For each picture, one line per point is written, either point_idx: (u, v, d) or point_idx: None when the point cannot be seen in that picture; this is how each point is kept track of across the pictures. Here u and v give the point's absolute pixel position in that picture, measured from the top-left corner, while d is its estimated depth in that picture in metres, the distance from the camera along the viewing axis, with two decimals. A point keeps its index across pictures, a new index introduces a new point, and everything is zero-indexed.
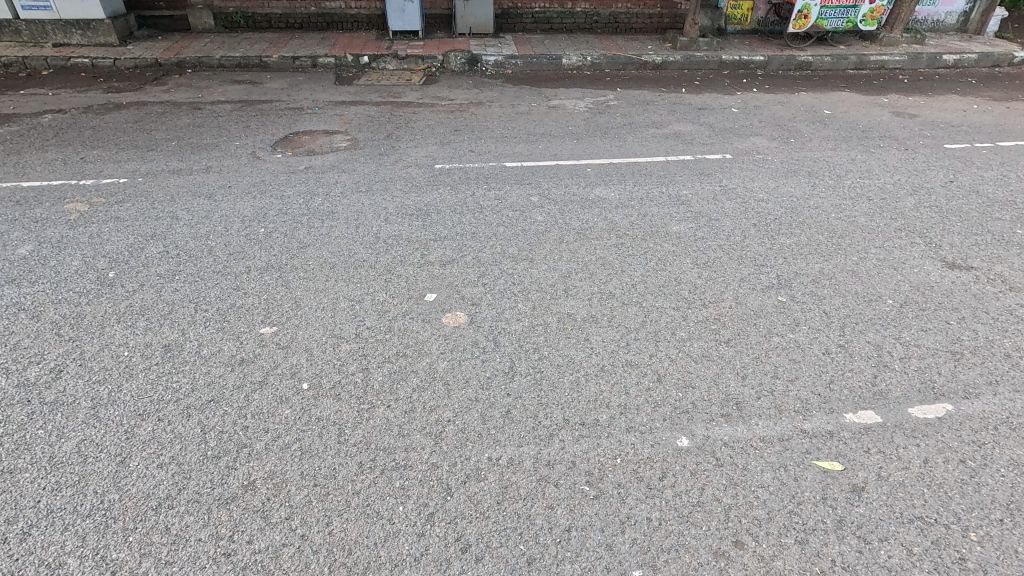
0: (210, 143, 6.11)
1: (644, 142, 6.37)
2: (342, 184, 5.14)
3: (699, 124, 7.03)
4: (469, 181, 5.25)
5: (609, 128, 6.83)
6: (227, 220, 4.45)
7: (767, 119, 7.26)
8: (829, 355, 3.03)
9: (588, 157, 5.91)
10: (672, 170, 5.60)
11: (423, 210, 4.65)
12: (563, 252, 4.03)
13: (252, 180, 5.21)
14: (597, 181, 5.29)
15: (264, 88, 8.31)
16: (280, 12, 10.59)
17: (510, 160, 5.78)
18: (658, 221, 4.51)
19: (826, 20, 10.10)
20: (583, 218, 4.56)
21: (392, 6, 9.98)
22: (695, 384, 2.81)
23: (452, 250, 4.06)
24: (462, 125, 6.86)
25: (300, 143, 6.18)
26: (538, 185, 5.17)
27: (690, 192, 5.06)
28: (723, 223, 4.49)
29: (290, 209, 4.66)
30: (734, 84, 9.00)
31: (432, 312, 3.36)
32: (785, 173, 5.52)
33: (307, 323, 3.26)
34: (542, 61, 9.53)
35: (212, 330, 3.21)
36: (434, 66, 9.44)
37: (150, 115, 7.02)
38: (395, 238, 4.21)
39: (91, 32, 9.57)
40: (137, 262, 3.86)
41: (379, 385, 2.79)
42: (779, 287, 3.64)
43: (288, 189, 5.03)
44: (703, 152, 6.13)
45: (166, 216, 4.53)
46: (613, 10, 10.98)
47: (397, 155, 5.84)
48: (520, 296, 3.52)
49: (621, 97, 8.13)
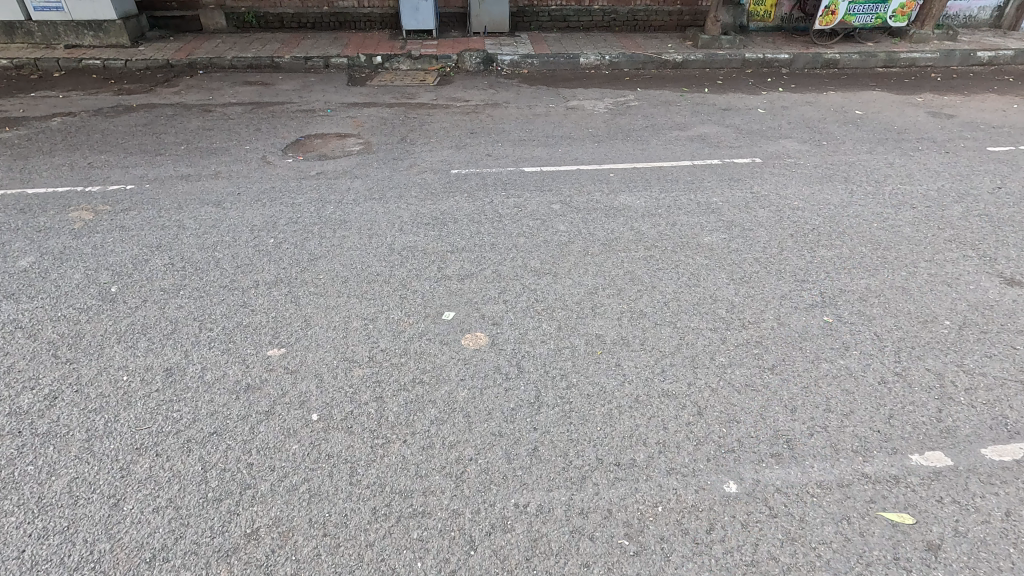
0: (220, 147, 5.94)
1: (668, 145, 6.10)
2: (354, 191, 4.94)
3: (725, 126, 6.75)
4: (486, 187, 5.02)
5: (631, 130, 6.57)
6: (235, 230, 4.26)
7: (795, 120, 6.95)
8: (885, 385, 2.77)
9: (610, 162, 5.65)
10: (700, 175, 5.33)
11: (439, 218, 4.43)
12: (589, 266, 3.79)
13: (262, 187, 5.02)
14: (621, 187, 5.03)
15: (275, 89, 8.14)
16: (292, 12, 10.42)
17: (529, 165, 5.54)
18: (687, 231, 4.26)
19: (855, 16, 9.72)
20: (608, 227, 4.32)
21: (406, 4, 9.76)
22: (740, 418, 2.57)
23: (471, 262, 3.84)
24: (478, 128, 6.64)
25: (312, 147, 5.99)
26: (559, 192, 4.94)
27: (720, 199, 4.80)
28: (757, 233, 4.23)
29: (301, 218, 4.46)
30: (759, 83, 8.68)
31: (451, 333, 3.14)
32: (820, 178, 5.22)
33: (317, 345, 3.05)
34: (559, 60, 9.26)
35: (216, 352, 3.02)
36: (449, 66, 9.22)
37: (160, 118, 6.87)
38: (410, 250, 4.00)
39: (103, 33, 9.48)
40: (141, 276, 3.69)
41: (394, 417, 2.58)
42: (824, 305, 3.37)
43: (299, 196, 4.84)
44: (731, 155, 5.84)
45: (173, 225, 4.35)
46: (631, 7, 10.69)
47: (411, 160, 5.63)
48: (544, 315, 3.28)
49: (642, 98, 7.86)
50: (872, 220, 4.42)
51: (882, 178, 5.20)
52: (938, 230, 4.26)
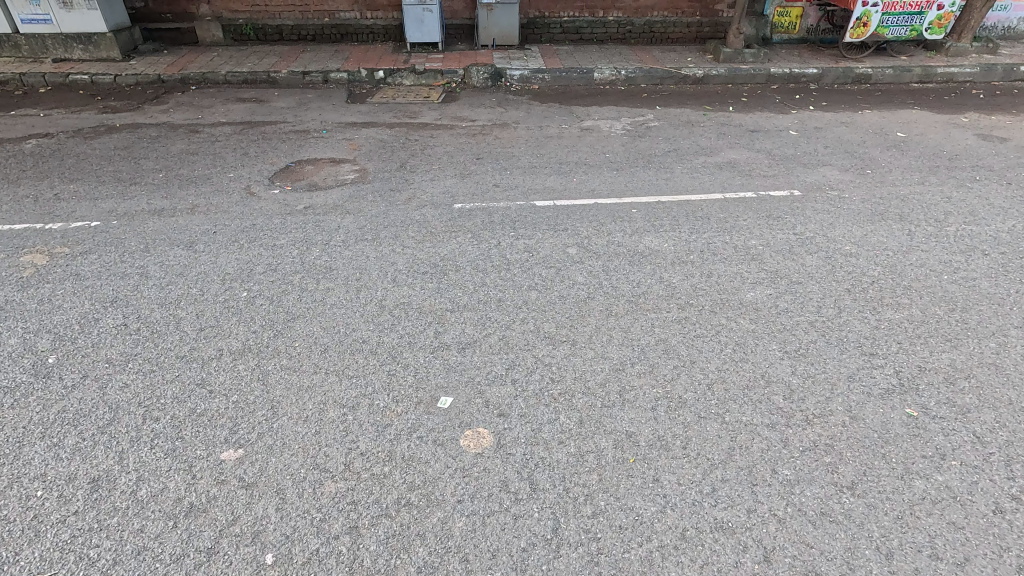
0: (201, 175, 5.42)
1: (694, 174, 5.51)
2: (345, 229, 4.39)
3: (756, 150, 6.17)
4: (493, 225, 4.46)
5: (651, 156, 5.99)
6: (204, 281, 3.72)
7: (832, 144, 6.36)
8: (1004, 515, 2.16)
9: (631, 194, 5.06)
10: (732, 212, 4.75)
11: (439, 266, 3.88)
12: (614, 332, 3.21)
13: (241, 224, 4.50)
14: (645, 226, 4.44)
15: (270, 107, 7.64)
16: (291, 24, 9.95)
17: (540, 198, 4.98)
18: (725, 284, 3.68)
19: (888, 28, 9.09)
20: (632, 278, 3.74)
21: (410, 16, 9.25)
22: (820, 569, 1.98)
23: (473, 325, 3.27)
24: (485, 152, 6.09)
25: (303, 175, 5.46)
26: (576, 233, 4.36)
27: (760, 243, 4.21)
28: (807, 287, 3.64)
29: (281, 265, 3.91)
30: (787, 101, 8.09)
31: (447, 428, 2.56)
32: (871, 216, 4.60)
33: (283, 446, 2.48)
34: (572, 75, 8.72)
35: (159, 453, 2.45)
36: (454, 81, 8.69)
37: (142, 141, 6.38)
38: (404, 307, 3.43)
39: (93, 46, 9.04)
40: (87, 341, 3.14)
41: (372, 562, 2.01)
42: (903, 391, 2.76)
43: (282, 235, 4.31)
44: (766, 187, 5.25)
45: (135, 273, 3.82)
46: (648, 19, 10.13)
47: (410, 191, 5.08)
48: (561, 402, 2.70)
49: (662, 117, 7.29)
50: (940, 270, 3.81)
51: (943, 216, 4.58)
52: (1021, 285, 3.65)
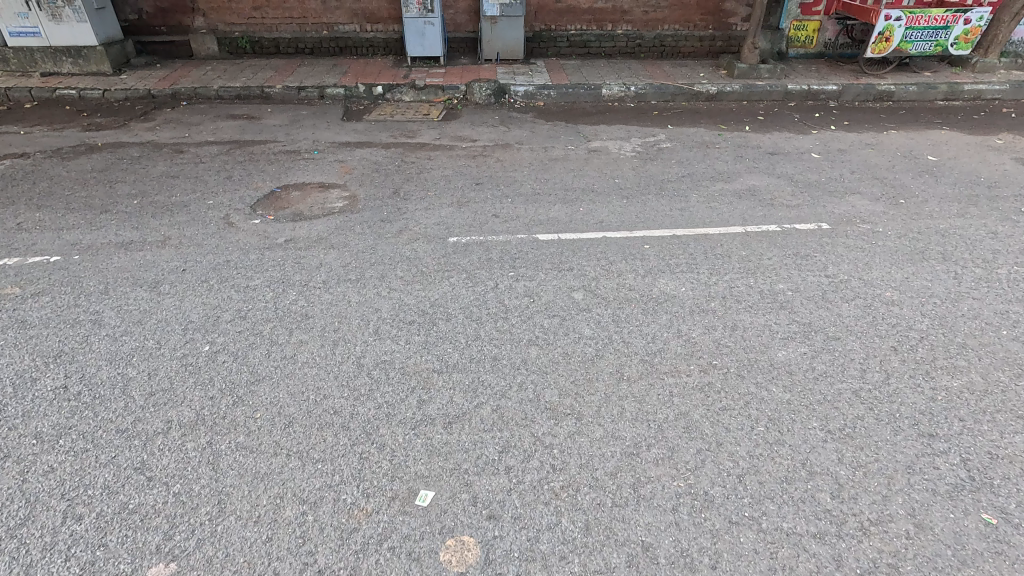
0: (178, 202, 5.03)
1: (711, 203, 5.06)
2: (327, 267, 3.98)
3: (777, 175, 5.73)
4: (490, 263, 4.04)
5: (664, 182, 5.55)
6: (164, 331, 3.31)
7: (859, 168, 5.91)
8: None
9: (644, 226, 4.62)
10: (756, 248, 4.30)
11: (429, 313, 3.45)
12: (626, 402, 2.76)
13: (215, 260, 4.10)
14: (660, 266, 4.00)
15: (261, 125, 7.28)
16: (289, 37, 9.63)
17: (543, 230, 4.55)
18: (754, 339, 3.23)
19: (912, 43, 8.64)
20: (646, 331, 3.30)
21: (411, 29, 8.91)
22: None
23: (463, 390, 2.83)
24: (485, 176, 5.70)
25: (288, 202, 5.07)
26: (582, 273, 3.92)
27: (788, 287, 3.76)
28: (846, 344, 3.18)
29: (253, 311, 3.50)
30: (806, 120, 7.66)
31: (426, 536, 2.14)
32: (910, 255, 4.15)
33: (227, 559, 2.06)
34: (579, 91, 8.33)
35: (75, 568, 2.03)
36: (456, 97, 8.32)
37: (122, 162, 6.02)
38: (385, 367, 3.00)
39: (83, 59, 8.72)
40: (18, 410, 2.73)
41: None
42: (976, 488, 2.31)
43: (257, 274, 3.90)
44: (791, 218, 4.79)
45: (87, 319, 3.41)
46: (659, 32, 9.73)
47: (402, 222, 4.67)
48: (564, 501, 2.26)
49: (675, 138, 6.88)
50: (1000, 325, 3.34)
51: (993, 256, 4.12)
52: None
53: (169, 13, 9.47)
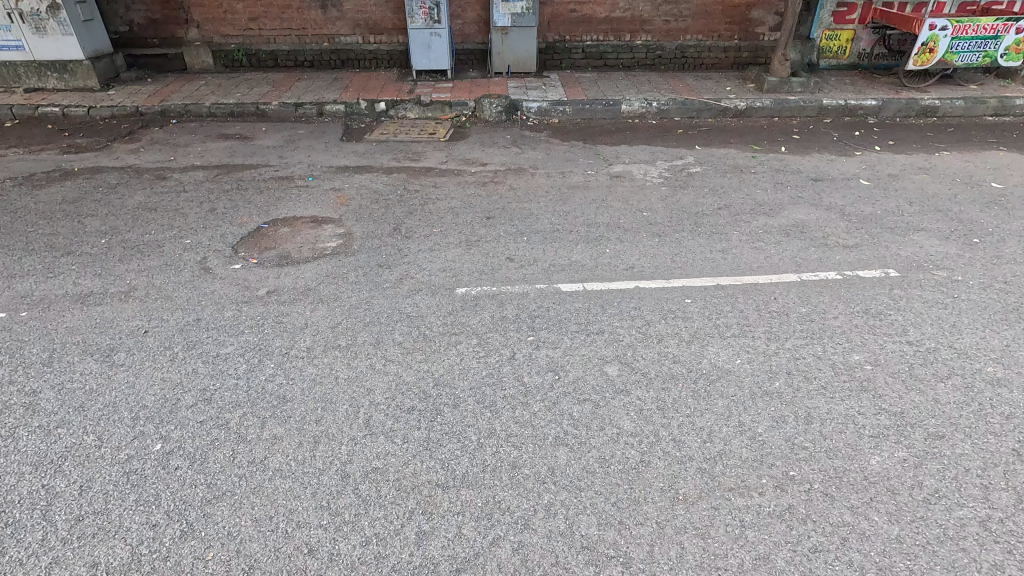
0: (151, 241, 4.46)
1: (756, 243, 4.43)
2: (315, 330, 3.39)
3: (825, 207, 5.09)
4: (506, 324, 3.42)
5: (699, 215, 4.92)
6: (109, 420, 2.71)
7: (917, 198, 5.27)
8: None
9: (682, 274, 3.99)
10: (816, 303, 3.65)
11: (433, 396, 2.84)
12: (687, 539, 2.14)
13: (184, 319, 3.50)
14: (707, 329, 3.37)
15: (253, 147, 6.73)
16: (288, 49, 9.09)
17: (565, 278, 3.93)
18: (838, 438, 2.59)
19: (958, 54, 7.97)
20: (699, 424, 2.68)
21: (416, 41, 8.36)
22: None
23: (475, 520, 2.22)
24: (497, 208, 5.10)
25: (275, 241, 4.49)
26: (614, 337, 3.29)
27: (865, 360, 3.11)
28: (953, 446, 2.54)
29: (220, 392, 2.90)
30: (846, 140, 7.01)
31: None
32: (1004, 314, 3.50)
33: None
34: (597, 107, 7.72)
35: None
36: (464, 114, 7.74)
37: (97, 190, 5.47)
38: (376, 479, 2.39)
39: (69, 74, 8.22)
40: None
41: None
42: None
43: (231, 339, 3.30)
44: (852, 262, 4.15)
45: (18, 404, 2.82)
46: (680, 42, 9.11)
47: (403, 267, 4.06)
48: None
49: (705, 161, 6.26)
50: None
51: None
52: None
53: (162, 24, 8.96)
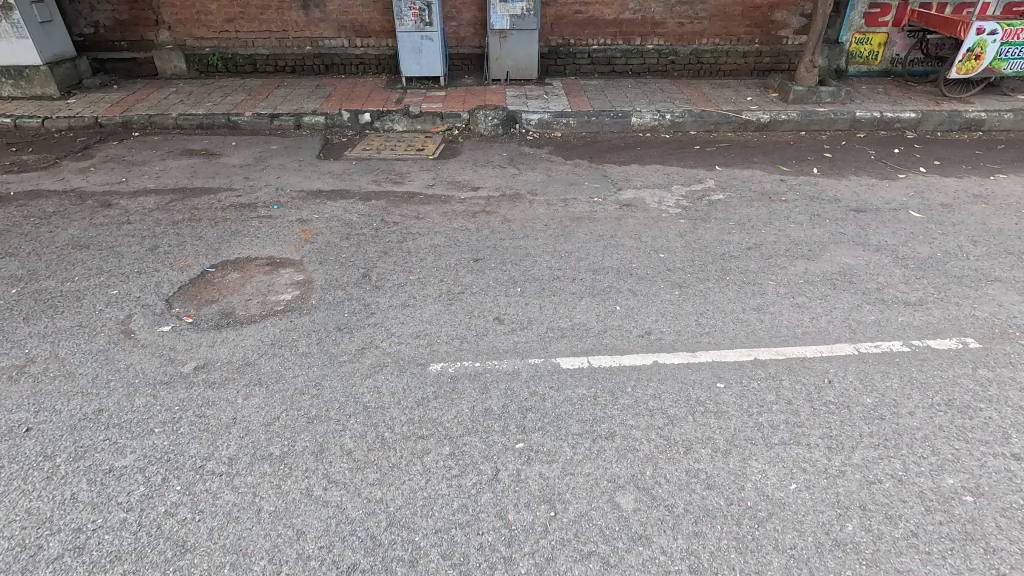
0: (70, 292, 3.73)
1: (798, 299, 3.65)
2: (244, 428, 2.64)
3: (874, 247, 4.31)
4: (489, 421, 2.67)
5: (725, 258, 4.15)
6: None
7: (981, 235, 4.49)
8: None
9: (710, 343, 3.22)
10: (883, 390, 2.87)
11: (387, 548, 2.10)
12: None
13: (81, 409, 2.77)
14: (747, 431, 2.61)
15: (218, 166, 6.01)
16: (267, 53, 8.35)
17: (566, 350, 3.16)
18: None
19: (1007, 62, 7.15)
20: None
21: (406, 45, 7.61)
22: None
23: None
24: (487, 246, 4.34)
25: (219, 292, 3.75)
26: (629, 446, 2.53)
27: (963, 487, 2.34)
28: None
29: (99, 536, 2.16)
30: (885, 159, 6.22)
31: None
32: None
33: None
34: (604, 119, 6.95)
35: None
36: (457, 126, 6.98)
37: (28, 220, 4.76)
38: None
39: (25, 81, 7.49)
40: None
41: None
42: None
43: (133, 443, 2.56)
44: (918, 327, 3.37)
45: None
46: (695, 47, 8.33)
47: (368, 332, 3.31)
48: None
49: (727, 185, 5.49)
50: None
51: None
52: None
53: (130, 26, 8.24)
